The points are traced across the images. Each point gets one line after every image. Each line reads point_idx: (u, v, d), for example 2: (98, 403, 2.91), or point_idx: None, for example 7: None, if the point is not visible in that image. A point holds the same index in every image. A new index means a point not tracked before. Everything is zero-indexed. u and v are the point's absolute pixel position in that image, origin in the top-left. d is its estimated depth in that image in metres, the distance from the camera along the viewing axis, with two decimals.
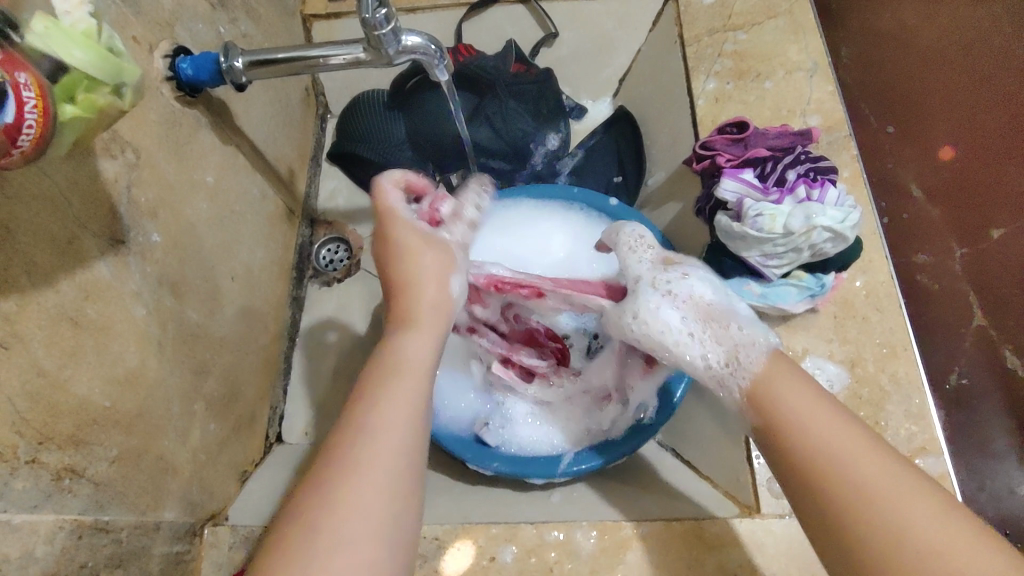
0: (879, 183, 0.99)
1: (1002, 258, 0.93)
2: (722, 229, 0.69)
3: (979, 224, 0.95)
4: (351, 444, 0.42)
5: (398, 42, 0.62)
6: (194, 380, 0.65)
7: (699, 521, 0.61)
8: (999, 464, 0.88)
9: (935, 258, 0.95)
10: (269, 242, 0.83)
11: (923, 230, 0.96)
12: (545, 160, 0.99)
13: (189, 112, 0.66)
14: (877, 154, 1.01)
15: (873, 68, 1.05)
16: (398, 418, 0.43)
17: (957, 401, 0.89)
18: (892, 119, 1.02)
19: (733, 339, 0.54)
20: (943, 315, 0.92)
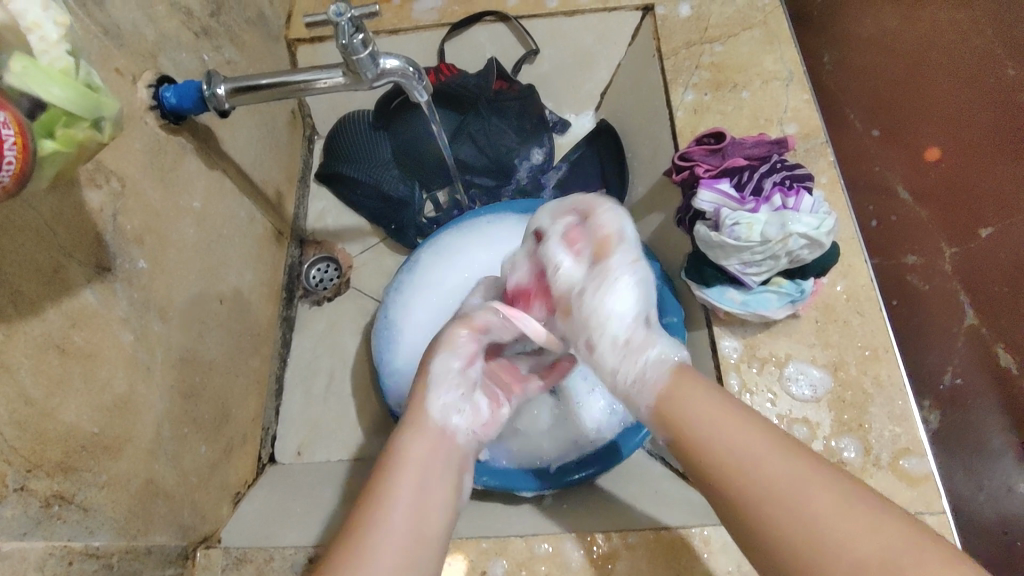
0: (868, 186, 1.02)
1: (992, 257, 0.94)
2: (700, 239, 0.69)
3: (969, 224, 0.96)
4: (366, 537, 0.47)
5: (376, 65, 0.63)
6: (184, 403, 0.66)
7: (687, 530, 0.61)
8: (996, 462, 0.90)
9: (925, 259, 0.97)
10: (258, 263, 0.85)
11: (912, 231, 0.99)
12: (530, 174, 1.01)
13: (174, 139, 0.67)
14: (863, 158, 1.03)
15: (855, 72, 1.08)
16: (404, 515, 0.49)
17: (951, 399, 0.91)
18: (878, 123, 1.05)
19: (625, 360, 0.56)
20: (933, 315, 0.94)
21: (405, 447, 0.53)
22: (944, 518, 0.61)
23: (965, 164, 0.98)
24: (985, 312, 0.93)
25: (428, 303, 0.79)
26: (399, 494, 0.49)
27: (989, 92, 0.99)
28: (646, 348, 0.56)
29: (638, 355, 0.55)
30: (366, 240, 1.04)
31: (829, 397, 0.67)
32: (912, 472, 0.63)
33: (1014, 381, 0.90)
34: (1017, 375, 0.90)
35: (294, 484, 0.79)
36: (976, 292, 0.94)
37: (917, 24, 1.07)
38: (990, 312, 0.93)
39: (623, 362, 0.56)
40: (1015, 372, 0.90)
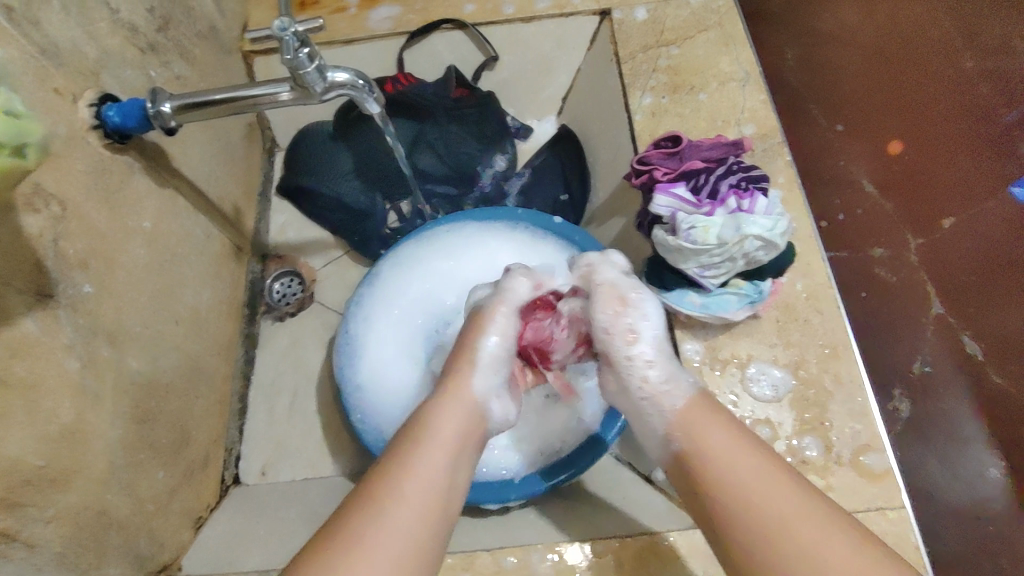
0: (833, 182, 1.05)
1: (954, 249, 0.98)
2: (658, 243, 0.69)
3: (931, 217, 1.00)
4: (392, 482, 0.49)
5: (324, 79, 0.61)
6: (139, 429, 0.64)
7: (653, 537, 0.61)
8: (968, 450, 0.90)
9: (892, 251, 1.00)
10: (216, 281, 0.83)
11: (878, 223, 1.02)
12: (494, 182, 1.00)
13: (120, 158, 0.66)
14: (828, 153, 1.07)
15: (817, 67, 1.13)
16: (423, 478, 0.50)
17: (921, 387, 0.93)
18: (840, 119, 1.09)
19: (666, 374, 0.60)
20: (900, 304, 0.97)
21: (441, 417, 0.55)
22: (904, 513, 0.62)
23: (926, 152, 1.04)
24: (949, 301, 0.96)
25: (393, 320, 0.78)
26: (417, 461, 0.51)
27: (945, 85, 1.07)
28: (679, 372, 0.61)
29: (674, 369, 0.61)
30: (329, 252, 1.03)
31: (791, 397, 0.68)
32: (872, 468, 0.64)
33: (980, 367, 0.93)
34: (983, 361, 0.93)
35: (260, 505, 0.78)
36: (941, 280, 0.97)
37: (879, 20, 1.13)
38: (954, 300, 0.96)
39: (661, 371, 0.60)
40: (979, 357, 0.93)
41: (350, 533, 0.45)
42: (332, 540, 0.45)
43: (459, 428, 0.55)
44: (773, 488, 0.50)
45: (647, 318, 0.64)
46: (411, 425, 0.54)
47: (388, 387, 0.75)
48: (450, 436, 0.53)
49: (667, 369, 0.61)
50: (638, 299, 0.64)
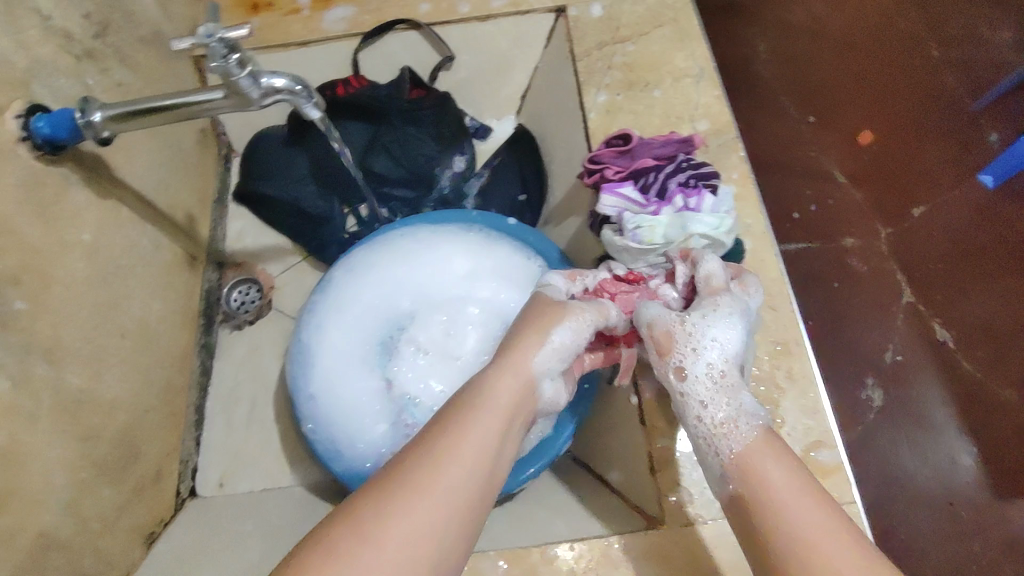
0: (805, 171, 1.16)
1: (925, 235, 1.08)
2: (607, 243, 0.69)
3: (902, 206, 1.10)
4: (445, 449, 0.44)
5: (258, 84, 0.60)
6: (82, 446, 0.63)
7: (604, 540, 0.61)
8: (940, 437, 1.00)
9: (862, 241, 1.10)
10: (168, 291, 0.81)
11: (848, 213, 1.12)
12: (452, 183, 0.99)
13: (55, 170, 0.64)
14: (800, 143, 1.18)
15: (790, 59, 1.22)
16: (476, 446, 0.45)
17: (894, 375, 1.03)
18: (811, 110, 1.18)
19: (727, 409, 0.54)
20: (874, 295, 1.07)
21: (497, 387, 0.50)
22: (854, 508, 0.62)
23: (896, 145, 1.13)
24: (918, 290, 1.06)
25: (343, 327, 0.77)
26: (473, 423, 0.47)
27: (910, 78, 1.16)
28: (744, 409, 0.54)
29: (735, 404, 0.54)
30: (287, 258, 1.02)
31: None
32: (823, 463, 0.64)
33: (951, 354, 1.03)
34: (954, 348, 1.03)
35: (215, 518, 0.77)
36: (911, 270, 1.07)
37: (846, 12, 1.22)
38: (923, 290, 1.06)
39: (724, 407, 0.54)
40: (950, 345, 1.03)
41: (395, 498, 0.41)
42: (377, 498, 0.41)
43: (513, 400, 0.50)
44: (802, 502, 0.46)
45: (726, 340, 0.56)
46: (468, 389, 0.50)
47: (341, 397, 0.74)
48: (506, 408, 0.49)
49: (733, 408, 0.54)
50: (701, 323, 0.57)
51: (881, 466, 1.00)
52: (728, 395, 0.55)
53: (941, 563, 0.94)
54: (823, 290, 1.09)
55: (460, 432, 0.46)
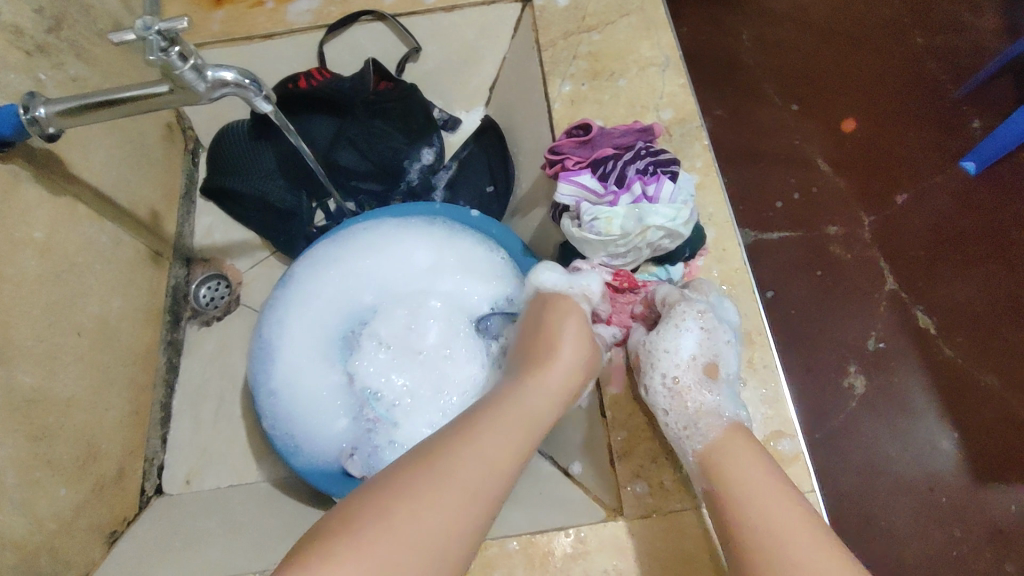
0: (792, 159, 1.16)
1: (905, 223, 1.11)
2: (566, 234, 0.69)
3: (888, 191, 1.13)
4: (476, 440, 0.50)
5: (204, 78, 0.59)
6: (34, 446, 0.62)
7: (560, 531, 0.60)
8: (918, 421, 1.01)
9: (845, 228, 1.11)
10: (130, 288, 0.81)
11: (832, 199, 1.13)
12: (421, 175, 0.98)
13: (1, 167, 0.63)
14: (784, 130, 1.18)
15: (775, 47, 1.24)
16: (502, 446, 0.51)
17: (876, 362, 1.04)
18: (795, 98, 1.20)
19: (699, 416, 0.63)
20: (857, 283, 1.08)
21: (527, 398, 0.57)
22: (813, 497, 0.62)
23: (875, 132, 1.17)
24: (902, 278, 1.08)
25: (305, 321, 0.76)
26: (510, 435, 0.52)
27: (893, 68, 1.22)
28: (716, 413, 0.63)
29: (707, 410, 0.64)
30: (256, 253, 1.01)
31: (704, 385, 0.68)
32: (783, 453, 0.64)
33: (932, 339, 1.04)
34: (933, 334, 1.05)
35: (179, 516, 0.76)
36: (895, 257, 1.09)
37: (826, 4, 1.28)
38: (906, 273, 1.08)
39: (698, 414, 0.63)
40: (931, 330, 1.05)
41: (433, 475, 0.47)
42: (415, 473, 0.47)
43: (538, 411, 0.57)
44: (779, 496, 0.53)
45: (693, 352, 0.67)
46: (499, 397, 0.57)
47: (302, 392, 0.74)
48: (530, 415, 0.56)
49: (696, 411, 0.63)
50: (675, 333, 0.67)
51: (867, 454, 1.00)
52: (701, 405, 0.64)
53: (921, 549, 0.94)
54: (806, 278, 1.09)
55: (491, 429, 0.52)
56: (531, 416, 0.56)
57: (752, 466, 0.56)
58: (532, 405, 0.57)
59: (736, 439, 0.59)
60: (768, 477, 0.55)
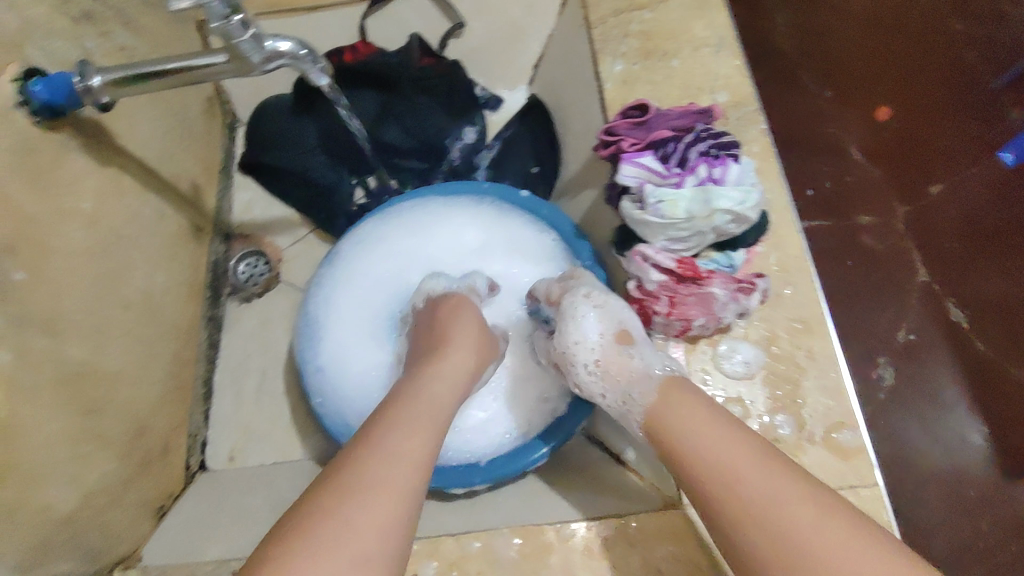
0: (820, 147, 1.09)
1: (942, 214, 1.03)
2: (626, 216, 0.66)
3: (921, 180, 1.05)
4: (380, 440, 0.47)
5: (262, 48, 0.57)
6: (84, 420, 0.61)
7: (619, 518, 0.60)
8: (949, 414, 0.96)
9: (880, 219, 1.04)
10: (173, 263, 0.80)
11: (865, 189, 1.06)
12: (463, 154, 0.96)
13: (53, 136, 0.62)
14: (819, 119, 1.11)
15: (809, 35, 1.16)
16: (413, 441, 0.47)
17: (907, 353, 0.98)
18: (830, 85, 1.12)
19: (622, 381, 0.61)
20: (888, 273, 1.02)
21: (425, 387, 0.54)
22: (876, 490, 0.61)
23: (916, 120, 1.08)
24: (935, 267, 1.01)
25: (354, 300, 0.76)
26: (421, 429, 0.49)
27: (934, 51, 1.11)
28: (637, 370, 0.61)
29: (630, 367, 0.61)
30: (295, 231, 0.99)
31: (763, 373, 0.66)
32: (844, 444, 0.63)
33: (964, 333, 0.98)
34: (966, 328, 0.99)
35: (225, 492, 0.76)
36: (927, 248, 1.02)
37: None
38: (940, 267, 1.01)
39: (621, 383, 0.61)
40: (963, 323, 0.99)
41: (344, 492, 0.42)
42: (329, 489, 0.42)
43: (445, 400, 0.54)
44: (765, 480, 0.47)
45: (601, 321, 0.65)
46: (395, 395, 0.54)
47: (352, 371, 0.73)
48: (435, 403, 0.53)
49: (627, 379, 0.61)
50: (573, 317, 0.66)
51: (890, 447, 0.95)
52: (622, 372, 0.61)
53: (946, 541, 0.90)
54: (835, 266, 1.03)
55: (392, 425, 0.49)
56: (439, 405, 0.53)
57: (748, 472, 0.48)
58: (436, 392, 0.54)
59: (681, 392, 0.56)
60: (770, 481, 0.47)
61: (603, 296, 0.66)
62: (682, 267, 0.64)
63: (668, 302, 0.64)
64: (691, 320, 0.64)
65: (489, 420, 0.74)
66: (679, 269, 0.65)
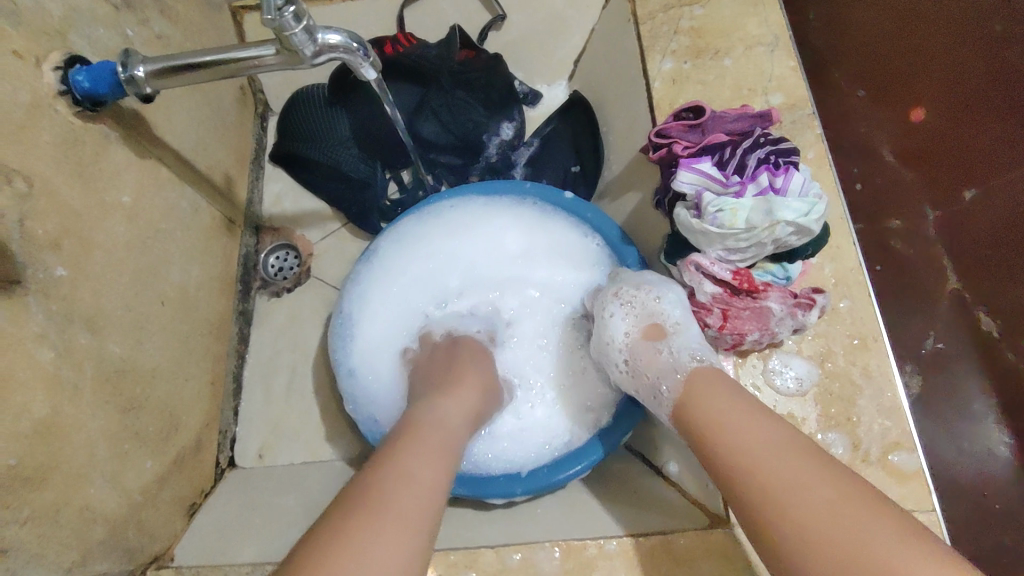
0: (848, 147, 1.05)
1: (977, 221, 0.91)
2: (681, 224, 0.64)
3: (955, 184, 0.92)
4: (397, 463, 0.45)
5: (314, 41, 0.55)
6: (123, 419, 0.60)
7: (665, 537, 0.58)
8: (976, 425, 0.90)
9: (908, 224, 0.98)
10: (206, 257, 0.78)
11: (894, 195, 1.00)
12: (500, 151, 0.94)
13: (94, 127, 0.60)
14: (848, 119, 1.05)
15: (842, 30, 1.05)
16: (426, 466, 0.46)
17: (931, 363, 0.93)
18: (862, 83, 1.04)
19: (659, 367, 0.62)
20: (916, 279, 0.97)
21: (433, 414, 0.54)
22: (935, 516, 0.58)
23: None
24: (966, 274, 0.93)
25: (392, 300, 0.76)
26: (430, 454, 0.47)
27: None
28: (675, 353, 0.62)
29: (665, 350, 0.63)
30: (326, 224, 0.98)
31: (816, 390, 0.64)
32: (901, 467, 0.61)
33: (995, 345, 0.90)
34: (999, 340, 0.89)
35: (255, 490, 0.75)
36: (959, 256, 0.93)
37: None
38: (971, 273, 0.92)
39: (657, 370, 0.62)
40: (996, 335, 0.90)
41: (377, 511, 0.40)
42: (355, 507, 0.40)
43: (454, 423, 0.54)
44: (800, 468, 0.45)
45: (632, 317, 0.68)
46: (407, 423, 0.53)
47: (389, 371, 0.73)
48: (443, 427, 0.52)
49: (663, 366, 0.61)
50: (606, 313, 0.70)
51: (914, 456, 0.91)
52: (660, 357, 0.63)
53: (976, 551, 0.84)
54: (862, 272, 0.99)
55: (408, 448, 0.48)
56: (441, 427, 0.52)
57: (807, 485, 0.44)
58: (440, 417, 0.54)
59: (705, 377, 0.57)
60: (804, 473, 0.45)
61: (640, 289, 0.69)
62: (737, 280, 0.63)
63: (721, 315, 0.63)
64: (745, 335, 0.62)
65: (526, 431, 0.73)
66: (733, 282, 0.64)
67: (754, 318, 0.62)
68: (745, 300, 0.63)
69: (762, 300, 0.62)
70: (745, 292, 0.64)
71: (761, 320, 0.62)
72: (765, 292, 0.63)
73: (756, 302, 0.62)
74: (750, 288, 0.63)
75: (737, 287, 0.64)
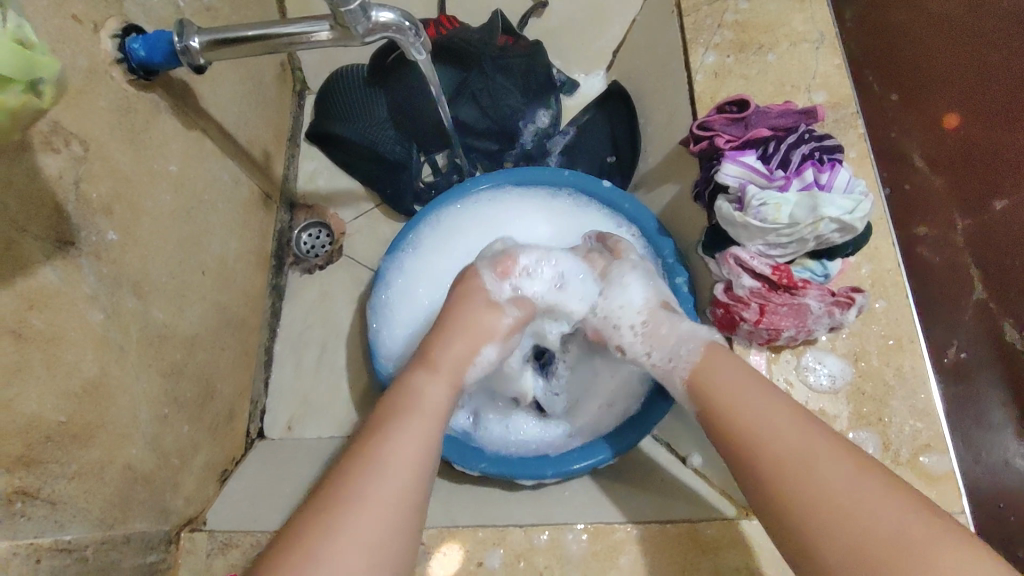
0: (882, 151, 0.93)
1: (1006, 225, 0.86)
2: (722, 216, 0.64)
3: (983, 194, 0.89)
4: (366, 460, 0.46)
5: (367, 18, 0.55)
6: (162, 383, 0.61)
7: (693, 523, 0.58)
8: (995, 436, 0.83)
9: (935, 231, 0.89)
10: (244, 230, 0.79)
11: (921, 198, 0.91)
12: (535, 138, 0.94)
13: (146, 96, 0.61)
14: (880, 121, 0.96)
15: (879, 30, 1.00)
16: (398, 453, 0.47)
17: (955, 373, 0.83)
18: (896, 88, 0.97)
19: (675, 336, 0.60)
20: (943, 285, 0.87)
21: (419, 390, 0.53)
22: (962, 519, 0.58)
23: (986, 129, 0.90)
24: (992, 282, 0.87)
25: (429, 278, 0.77)
26: (406, 430, 0.49)
27: None
28: (690, 328, 0.60)
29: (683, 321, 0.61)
30: (360, 205, 0.98)
31: (848, 389, 0.63)
32: (931, 469, 0.60)
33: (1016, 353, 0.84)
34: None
35: (284, 461, 0.76)
36: (986, 259, 0.87)
37: None
38: (1001, 280, 0.86)
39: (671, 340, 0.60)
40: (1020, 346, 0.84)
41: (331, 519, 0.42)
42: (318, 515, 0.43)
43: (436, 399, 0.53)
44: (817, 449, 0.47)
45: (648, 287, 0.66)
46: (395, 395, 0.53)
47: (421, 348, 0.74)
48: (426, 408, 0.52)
49: (672, 341, 0.60)
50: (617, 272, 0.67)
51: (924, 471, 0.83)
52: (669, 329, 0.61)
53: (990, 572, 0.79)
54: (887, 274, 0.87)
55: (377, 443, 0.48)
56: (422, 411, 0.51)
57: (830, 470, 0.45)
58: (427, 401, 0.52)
59: (719, 354, 0.56)
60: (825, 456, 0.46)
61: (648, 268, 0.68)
62: (778, 275, 0.63)
63: (759, 309, 0.62)
64: (781, 331, 0.62)
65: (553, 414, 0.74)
66: (773, 277, 0.63)
67: (792, 315, 0.62)
68: (784, 297, 0.63)
69: (800, 297, 0.62)
70: (784, 288, 0.63)
71: (798, 317, 0.62)
72: (804, 290, 0.63)
73: (796, 300, 0.62)
74: (789, 285, 0.63)
75: (777, 282, 0.63)
